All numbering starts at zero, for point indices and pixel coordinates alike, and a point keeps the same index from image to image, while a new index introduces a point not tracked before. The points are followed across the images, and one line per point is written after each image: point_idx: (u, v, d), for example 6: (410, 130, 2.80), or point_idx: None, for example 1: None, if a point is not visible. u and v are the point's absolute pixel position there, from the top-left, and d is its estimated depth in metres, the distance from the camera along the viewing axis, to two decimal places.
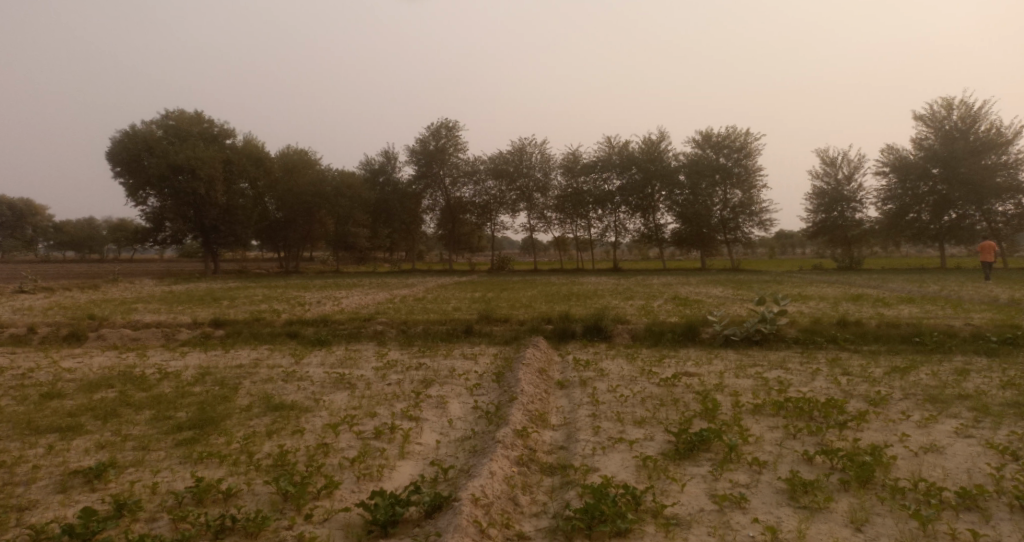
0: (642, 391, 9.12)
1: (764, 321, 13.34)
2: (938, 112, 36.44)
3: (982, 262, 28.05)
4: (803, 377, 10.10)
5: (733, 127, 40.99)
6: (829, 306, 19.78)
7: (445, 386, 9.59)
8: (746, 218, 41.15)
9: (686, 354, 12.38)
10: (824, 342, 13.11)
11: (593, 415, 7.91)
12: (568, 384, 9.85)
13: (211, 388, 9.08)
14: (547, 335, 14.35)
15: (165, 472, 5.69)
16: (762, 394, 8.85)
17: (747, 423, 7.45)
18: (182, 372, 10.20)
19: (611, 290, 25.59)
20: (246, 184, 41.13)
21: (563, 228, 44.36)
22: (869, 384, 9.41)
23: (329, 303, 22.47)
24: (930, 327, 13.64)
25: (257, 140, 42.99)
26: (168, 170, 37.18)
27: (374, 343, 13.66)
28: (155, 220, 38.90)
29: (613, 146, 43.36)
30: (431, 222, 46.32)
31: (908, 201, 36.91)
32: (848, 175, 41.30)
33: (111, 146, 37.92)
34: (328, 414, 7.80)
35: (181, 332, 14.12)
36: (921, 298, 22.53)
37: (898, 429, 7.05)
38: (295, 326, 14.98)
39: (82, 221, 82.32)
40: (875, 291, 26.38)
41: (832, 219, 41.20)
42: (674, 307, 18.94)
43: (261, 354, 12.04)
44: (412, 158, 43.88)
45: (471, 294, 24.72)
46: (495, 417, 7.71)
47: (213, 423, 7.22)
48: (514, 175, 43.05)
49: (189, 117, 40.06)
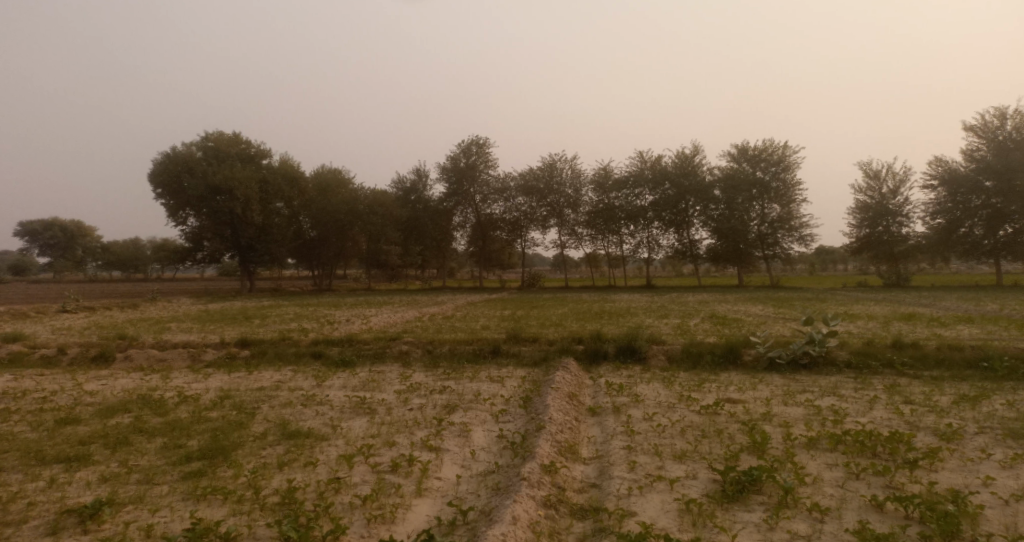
0: (681, 420, 8.42)
1: (811, 343, 12.49)
2: (990, 122, 34.85)
3: None
4: (859, 405, 9.25)
5: (770, 139, 39.92)
6: (880, 326, 18.64)
7: (469, 412, 9.05)
8: (785, 233, 39.81)
9: (728, 378, 11.60)
10: (879, 367, 12.16)
11: (628, 448, 7.24)
12: (601, 411, 9.18)
13: (227, 414, 8.71)
14: (578, 356, 13.71)
15: (164, 510, 5.27)
16: (815, 426, 8.06)
17: (803, 459, 6.71)
18: (202, 396, 9.89)
19: (645, 308, 24.80)
20: (281, 203, 41.65)
21: (594, 244, 43.64)
22: (936, 415, 8.52)
23: (358, 321, 22.25)
24: (998, 351, 12.56)
25: (293, 160, 43.55)
26: (206, 191, 37.88)
27: (399, 364, 13.22)
28: (194, 239, 39.66)
29: (646, 161, 42.61)
30: (462, 239, 46.07)
31: (959, 215, 35.16)
32: (894, 188, 39.69)
33: (153, 168, 38.86)
34: (344, 444, 7.32)
35: (207, 352, 13.90)
36: (980, 317, 21.13)
37: (978, 471, 6.24)
38: (320, 346, 14.66)
39: (127, 241, 84.42)
40: (927, 309, 24.99)
41: (877, 234, 39.52)
42: (712, 326, 18.10)
43: (284, 376, 11.70)
44: (443, 175, 43.91)
45: (501, 312, 24.24)
46: (520, 449, 7.14)
47: (224, 452, 6.80)
48: (545, 192, 42.67)
49: (227, 138, 40.69)
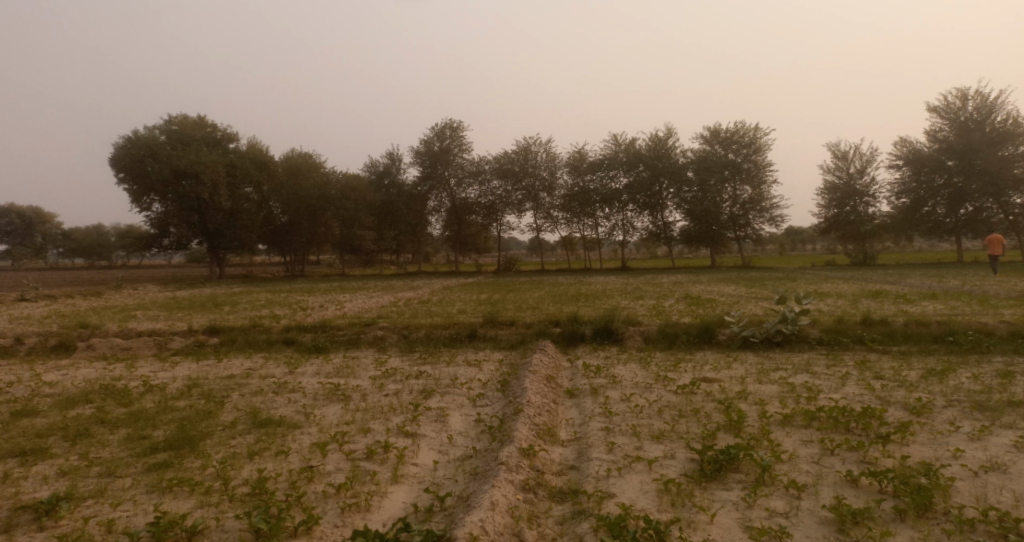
0: (658, 400, 8.42)
1: (784, 321, 12.62)
2: (953, 103, 35.48)
3: (990, 255, 27.77)
4: (832, 382, 9.36)
5: (741, 121, 40.18)
6: (849, 304, 18.99)
7: (446, 396, 8.94)
8: (757, 214, 40.28)
9: (703, 357, 11.68)
10: (850, 343, 12.36)
11: (606, 429, 7.21)
12: (578, 393, 9.14)
13: (196, 403, 8.46)
14: (555, 338, 13.68)
15: (126, 505, 5.06)
16: (790, 403, 8.12)
17: (779, 437, 6.75)
18: (168, 385, 9.61)
19: (620, 290, 24.87)
20: (250, 188, 40.73)
21: (569, 227, 43.64)
22: (906, 389, 8.66)
23: (332, 307, 21.93)
24: (964, 326, 12.84)
25: (261, 143, 42.55)
26: (171, 175, 36.81)
27: (373, 350, 13.03)
28: (159, 226, 38.61)
29: (620, 143, 42.59)
30: (437, 224, 45.66)
31: (923, 194, 35.91)
32: (861, 168, 40.34)
33: (114, 152, 37.61)
34: (317, 431, 7.16)
35: (175, 340, 13.53)
36: (944, 294, 21.65)
37: (948, 444, 6.34)
38: (292, 333, 14.37)
39: (91, 228, 81.83)
40: (894, 287, 25.54)
41: (845, 214, 40.21)
42: (687, 307, 18.23)
43: (255, 364, 11.42)
44: (415, 159, 43.35)
45: (477, 296, 24.08)
46: (498, 433, 7.06)
47: (191, 442, 6.59)
48: (520, 175, 42.42)
49: (192, 121, 39.55)
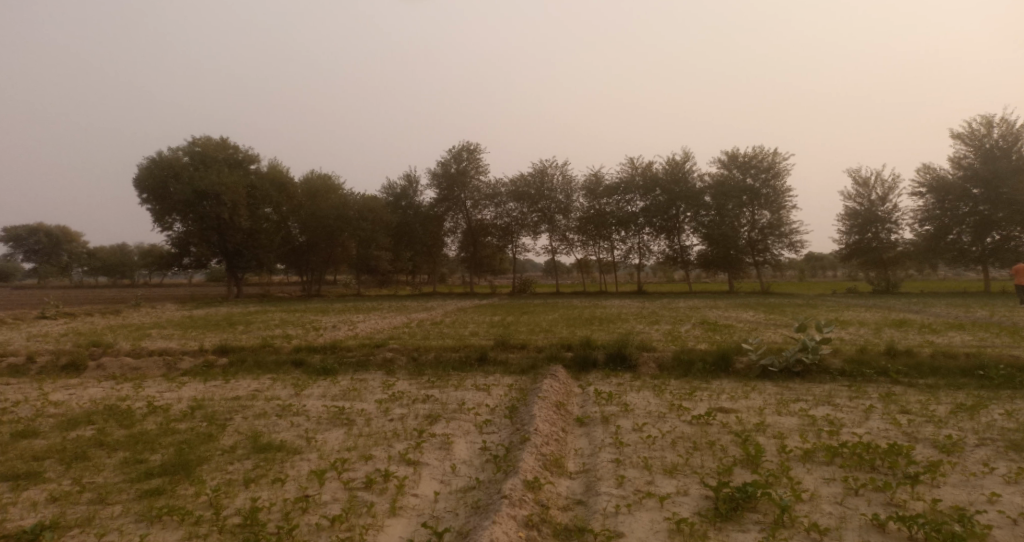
0: (672, 431, 8.09)
1: (804, 350, 12.21)
2: (977, 130, 34.89)
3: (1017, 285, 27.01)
4: (855, 415, 8.96)
5: (760, 146, 39.88)
6: (872, 332, 18.46)
7: (452, 423, 8.67)
8: (775, 239, 39.81)
9: (719, 386, 11.32)
10: (873, 375, 11.90)
11: (617, 461, 6.91)
12: (589, 421, 8.83)
13: (197, 426, 8.29)
14: (567, 364, 13.37)
15: (112, 535, 4.88)
16: (811, 438, 7.75)
17: (799, 473, 6.41)
18: (172, 406, 9.47)
19: (636, 314, 24.48)
20: (270, 208, 41.15)
21: (585, 250, 43.41)
22: (935, 425, 8.24)
23: (344, 327, 21.82)
24: (994, 359, 12.32)
25: (281, 165, 43.11)
26: (192, 195, 37.31)
27: (382, 372, 12.83)
28: (180, 245, 39.07)
29: (636, 167, 42.44)
30: (453, 245, 45.69)
31: (947, 222, 35.21)
32: (883, 195, 39.72)
33: (138, 172, 38.26)
34: (317, 458, 6.94)
35: (184, 360, 13.45)
36: (971, 324, 20.99)
37: (982, 486, 5.96)
38: (301, 354, 14.22)
39: (114, 247, 83.36)
40: (918, 315, 24.89)
41: (866, 241, 39.52)
42: (703, 333, 17.82)
43: (262, 385, 11.27)
44: (432, 181, 43.56)
45: (490, 318, 23.89)
46: (503, 463, 6.78)
47: (187, 467, 6.40)
48: (536, 198, 42.37)
49: (214, 143, 40.20)
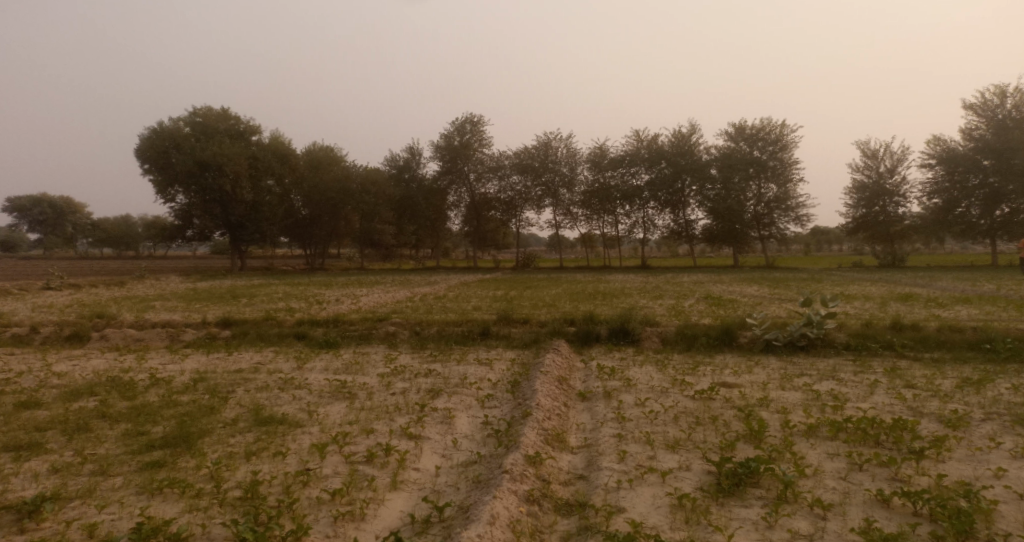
0: (674, 406, 8.06)
1: (809, 325, 12.12)
2: (990, 100, 34.28)
3: None
4: (859, 390, 8.89)
5: (767, 118, 39.31)
6: (877, 307, 18.37)
7: (453, 397, 8.65)
8: (781, 213, 39.45)
9: (723, 361, 11.27)
10: (878, 349, 11.83)
11: (618, 436, 6.88)
12: (591, 396, 8.80)
13: (199, 398, 8.28)
14: (569, 338, 13.33)
15: (112, 507, 4.87)
16: (814, 413, 7.69)
17: (802, 449, 6.37)
18: (175, 378, 9.47)
19: (639, 289, 24.39)
20: (272, 181, 40.94)
21: (589, 224, 43.15)
22: (940, 400, 8.18)
23: (348, 301, 21.82)
24: (1001, 332, 12.22)
25: (284, 137, 42.78)
26: (195, 167, 37.11)
27: (384, 346, 12.82)
28: (183, 217, 39.01)
29: (642, 139, 41.95)
30: (457, 219, 45.47)
31: (955, 195, 34.78)
32: (891, 168, 39.22)
33: (140, 144, 38.04)
34: (318, 432, 6.93)
35: (187, 332, 13.46)
36: (978, 298, 20.82)
37: (987, 461, 5.90)
38: (304, 327, 14.22)
39: (119, 219, 83.56)
40: (924, 290, 24.72)
41: (873, 215, 39.14)
42: (707, 308, 17.75)
43: (264, 358, 11.27)
44: (436, 154, 43.19)
45: (493, 293, 23.84)
46: (505, 438, 6.76)
47: (188, 440, 6.39)
48: (540, 171, 41.99)
49: (216, 114, 39.83)
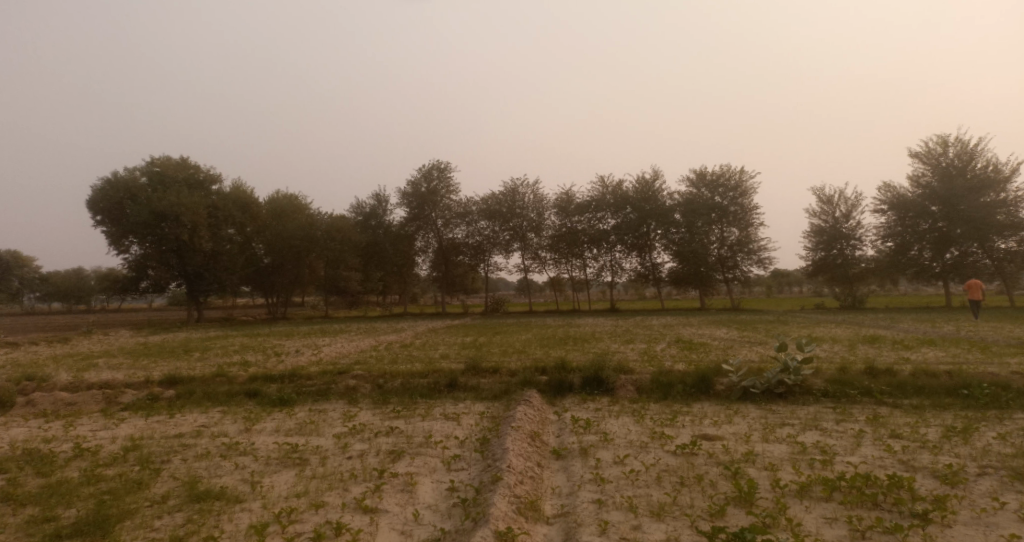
0: (656, 463, 7.48)
1: (786, 371, 11.77)
2: (934, 149, 35.63)
3: (971, 301, 27.53)
4: (846, 442, 8.45)
5: (727, 164, 40.18)
6: (846, 350, 18.26)
7: (417, 459, 7.91)
8: (744, 256, 39.91)
9: (701, 410, 10.77)
10: (857, 396, 11.46)
11: (599, 503, 6.25)
12: (567, 453, 8.14)
13: (127, 471, 7.37)
14: (541, 389, 12.66)
15: None
16: (804, 469, 7.18)
17: (797, 513, 5.82)
18: (104, 448, 8.49)
19: (609, 333, 24.01)
20: (233, 229, 39.94)
21: (558, 268, 42.99)
22: (931, 452, 7.77)
23: (308, 352, 20.80)
24: (976, 376, 12.02)
25: (246, 184, 41.91)
26: (150, 217, 35.92)
27: (344, 402, 11.96)
28: (137, 268, 37.52)
29: (607, 185, 42.38)
30: (425, 265, 44.79)
31: (908, 238, 35.72)
32: (846, 212, 40.25)
33: (93, 193, 36.75)
34: (259, 508, 6.15)
35: (126, 393, 12.38)
36: (941, 340, 20.93)
37: (996, 526, 5.46)
38: (257, 384, 13.24)
39: (70, 271, 80.20)
40: (889, 331, 24.87)
41: (832, 257, 39.88)
42: (679, 352, 17.38)
43: (209, 420, 10.34)
44: (402, 200, 42.83)
45: (461, 340, 23.15)
46: (473, 509, 6.07)
47: (104, 525, 5.56)
48: (508, 216, 41.81)
49: (175, 163, 38.86)
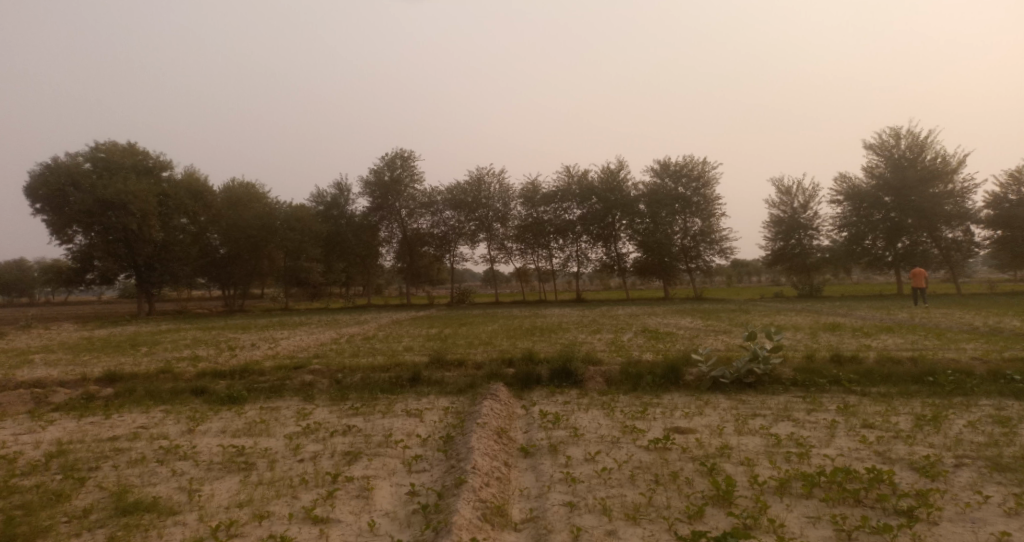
0: (629, 460, 7.11)
1: (755, 360, 11.57)
2: (887, 141, 36.35)
3: (914, 288, 28.13)
4: (820, 433, 8.23)
5: (690, 155, 40.32)
6: (809, 338, 18.34)
7: (376, 460, 7.37)
8: (707, 246, 40.26)
9: (672, 402, 10.47)
10: (826, 385, 11.32)
11: (570, 505, 5.84)
12: (535, 451, 7.70)
13: (47, 481, 6.65)
14: (508, 382, 12.19)
15: None
16: (780, 463, 6.90)
17: (778, 513, 5.51)
18: (24, 455, 7.71)
19: (576, 323, 23.77)
20: (185, 218, 38.39)
21: (523, 259, 42.53)
22: (906, 442, 7.59)
23: (264, 346, 19.95)
24: (941, 363, 12.01)
25: (199, 172, 40.22)
26: (95, 205, 34.09)
27: (298, 399, 11.29)
28: (82, 259, 35.67)
29: (572, 175, 42.09)
30: (388, 255, 43.85)
31: (862, 228, 36.12)
32: (804, 203, 40.87)
33: (31, 180, 34.68)
34: (194, 522, 5.55)
35: (58, 393, 11.49)
36: (898, 327, 21.25)
37: (981, 521, 5.24)
38: (204, 380, 12.44)
39: (13, 263, 76.70)
40: (848, 319, 25.27)
41: (791, 247, 40.43)
42: (646, 342, 17.18)
43: (149, 421, 9.59)
44: (365, 189, 41.76)
45: (426, 332, 22.58)
46: (434, 516, 5.58)
47: None
48: (473, 206, 41.16)
49: (121, 148, 36.95)
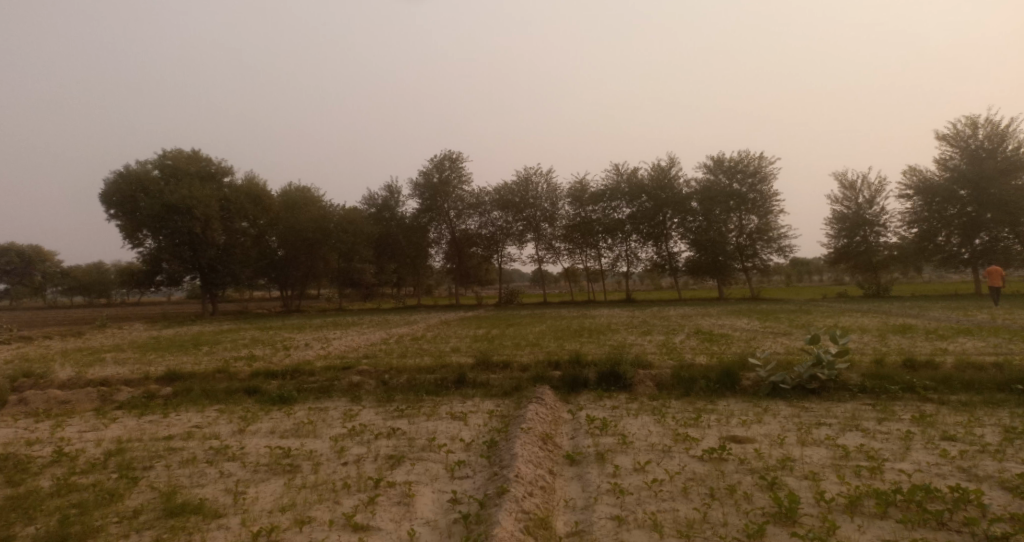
0: (682, 470, 6.73)
1: (819, 365, 10.92)
2: (963, 130, 34.07)
3: (989, 287, 26.23)
4: (893, 445, 7.61)
5: (745, 151, 38.94)
6: (877, 341, 17.25)
7: (419, 465, 7.22)
8: (764, 244, 38.81)
9: (727, 408, 9.98)
10: (898, 392, 10.55)
11: (619, 519, 5.53)
12: (581, 459, 7.40)
13: (103, 479, 6.79)
14: (555, 385, 11.90)
15: None
16: (849, 478, 6.39)
17: (848, 534, 5.06)
18: (85, 452, 7.92)
19: (626, 324, 23.18)
20: (245, 222, 39.74)
21: (572, 259, 42.10)
22: (992, 457, 6.93)
23: (317, 345, 20.29)
24: None
25: (258, 177, 41.54)
26: (163, 210, 35.61)
27: (346, 400, 11.32)
28: (151, 261, 37.30)
29: (622, 173, 41.30)
30: (438, 256, 44.13)
31: (935, 224, 34.24)
32: (870, 198, 38.84)
33: (106, 187, 36.54)
34: (237, 526, 5.52)
35: (122, 391, 11.89)
36: (978, 329, 19.76)
37: None
38: (257, 380, 12.65)
39: (91, 265, 81.16)
40: (919, 320, 23.76)
41: (854, 245, 38.57)
42: (701, 344, 16.54)
43: (203, 420, 9.77)
44: (415, 191, 42.15)
45: (474, 332, 22.51)
46: (475, 527, 5.37)
47: None
48: (521, 206, 40.98)
49: (186, 155, 38.51)
